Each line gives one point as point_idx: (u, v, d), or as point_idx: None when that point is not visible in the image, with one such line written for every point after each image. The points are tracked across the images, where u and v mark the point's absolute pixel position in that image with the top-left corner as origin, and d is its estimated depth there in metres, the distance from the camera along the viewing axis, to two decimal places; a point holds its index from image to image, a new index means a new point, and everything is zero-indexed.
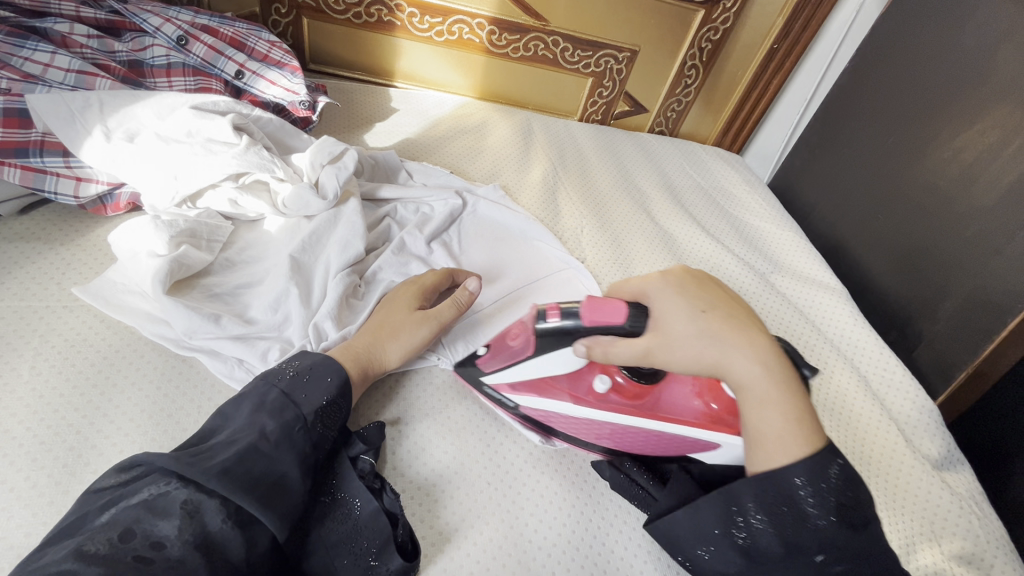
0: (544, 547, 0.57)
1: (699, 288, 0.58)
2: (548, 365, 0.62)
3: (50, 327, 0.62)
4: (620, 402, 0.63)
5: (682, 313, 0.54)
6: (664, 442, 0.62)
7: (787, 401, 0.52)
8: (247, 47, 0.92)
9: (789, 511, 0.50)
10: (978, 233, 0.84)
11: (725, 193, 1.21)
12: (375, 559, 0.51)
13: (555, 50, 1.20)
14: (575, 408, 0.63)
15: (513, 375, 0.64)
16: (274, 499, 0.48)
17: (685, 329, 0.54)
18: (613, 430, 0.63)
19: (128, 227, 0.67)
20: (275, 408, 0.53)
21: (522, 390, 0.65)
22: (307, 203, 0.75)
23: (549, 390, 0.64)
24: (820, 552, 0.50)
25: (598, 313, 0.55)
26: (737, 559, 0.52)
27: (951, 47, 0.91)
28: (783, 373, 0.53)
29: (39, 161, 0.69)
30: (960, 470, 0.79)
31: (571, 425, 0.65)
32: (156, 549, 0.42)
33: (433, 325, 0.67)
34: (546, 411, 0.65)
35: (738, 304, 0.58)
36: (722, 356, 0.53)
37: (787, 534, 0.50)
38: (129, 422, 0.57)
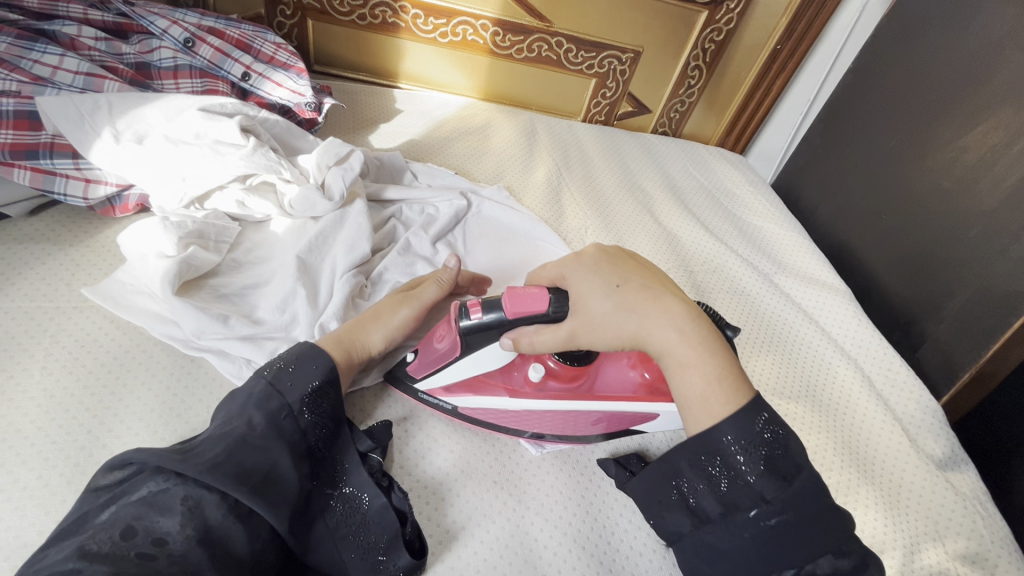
0: (550, 546, 0.58)
1: (616, 264, 0.60)
2: (477, 360, 0.62)
3: (61, 327, 0.63)
4: (559, 387, 0.64)
5: (597, 290, 0.56)
6: (611, 421, 0.65)
7: (706, 361, 0.53)
8: (253, 48, 0.92)
9: (722, 470, 0.50)
10: (982, 234, 0.84)
11: (728, 193, 1.21)
12: (383, 554, 0.52)
13: (559, 51, 1.20)
14: (511, 401, 0.63)
15: (443, 377, 0.63)
16: (267, 491, 0.48)
17: (602, 307, 0.56)
18: (556, 419, 0.64)
19: (137, 229, 0.68)
20: (261, 399, 0.52)
21: (456, 390, 0.64)
22: (314, 204, 0.76)
23: (482, 385, 0.64)
24: (754, 507, 0.49)
25: (521, 303, 0.56)
26: (685, 520, 0.53)
27: (955, 47, 0.91)
28: (703, 335, 0.54)
29: (49, 162, 0.70)
30: (964, 470, 0.79)
31: (513, 419, 0.64)
32: (158, 546, 0.42)
33: (412, 304, 0.67)
34: (484, 408, 0.64)
35: (653, 276, 0.59)
36: (640, 327, 0.55)
37: (722, 492, 0.50)
38: (139, 422, 0.57)
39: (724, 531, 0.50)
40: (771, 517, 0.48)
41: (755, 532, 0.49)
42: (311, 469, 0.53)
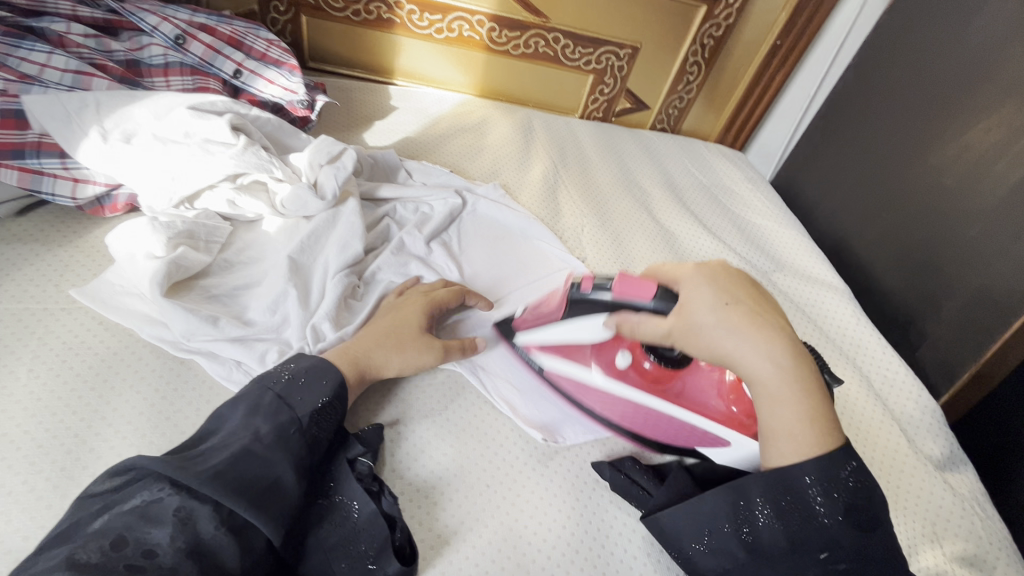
0: (544, 550, 0.57)
1: (733, 283, 0.58)
2: (577, 333, 0.68)
3: (48, 329, 0.62)
4: (639, 381, 0.69)
5: (706, 304, 0.55)
6: (670, 424, 0.68)
7: (799, 399, 0.52)
8: (245, 45, 0.91)
9: (798, 509, 0.51)
10: (982, 233, 0.83)
11: (727, 190, 1.20)
12: (372, 562, 0.51)
13: (556, 47, 1.19)
14: (594, 378, 0.70)
15: (544, 337, 0.70)
16: (267, 502, 0.47)
17: (706, 316, 0.55)
18: (627, 406, 0.69)
19: (125, 229, 0.67)
20: (270, 411, 0.53)
21: (550, 352, 0.71)
22: (306, 203, 0.75)
23: (574, 356, 0.71)
24: (826, 550, 0.50)
25: (629, 288, 0.60)
26: (741, 552, 0.52)
27: (957, 42, 0.90)
28: (802, 372, 0.53)
29: (36, 162, 0.69)
30: (963, 471, 0.78)
31: (589, 394, 0.70)
32: (148, 557, 0.42)
33: (439, 353, 0.65)
34: (566, 375, 0.71)
35: (767, 304, 0.57)
36: (737, 350, 0.54)
37: (793, 530, 0.51)
38: (127, 425, 0.57)
39: (784, 566, 0.51)
40: (839, 563, 0.50)
41: (820, 571, 0.50)
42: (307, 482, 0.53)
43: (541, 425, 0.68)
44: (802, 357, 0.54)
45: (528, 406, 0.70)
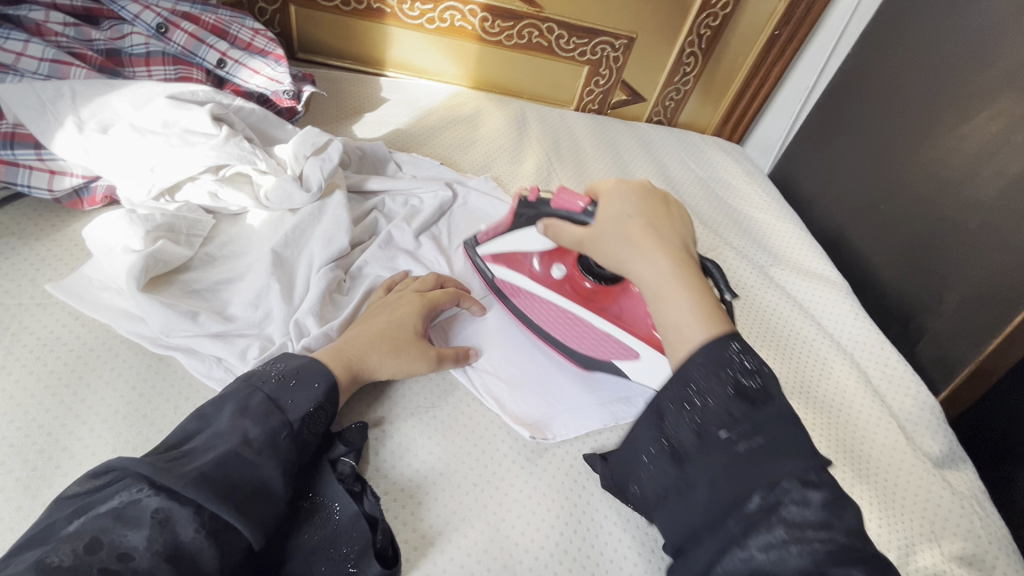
0: (531, 550, 0.56)
1: (642, 203, 0.62)
2: (523, 241, 0.72)
3: (22, 324, 0.60)
4: (572, 293, 0.73)
5: (609, 214, 0.61)
6: (590, 335, 0.71)
7: (678, 296, 0.55)
8: (230, 34, 0.89)
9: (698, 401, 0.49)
10: (983, 225, 0.81)
11: (723, 183, 1.18)
12: (353, 565, 0.50)
13: (550, 38, 1.17)
14: (534, 286, 0.73)
15: (496, 245, 0.74)
16: (250, 507, 0.46)
17: (607, 227, 0.61)
18: (557, 316, 0.73)
19: (104, 220, 0.65)
20: (260, 413, 0.51)
21: (498, 261, 0.74)
22: (291, 195, 0.73)
23: (519, 265, 0.74)
24: (725, 429, 0.47)
25: (564, 200, 0.66)
26: (670, 470, 0.50)
27: (958, 30, 0.88)
28: (685, 275, 0.56)
29: (10, 153, 0.67)
30: (963, 468, 0.77)
31: (526, 301, 0.74)
32: (124, 561, 0.40)
33: (432, 361, 0.64)
34: (507, 282, 0.74)
35: (668, 223, 0.61)
36: (628, 256, 0.58)
37: (698, 424, 0.49)
38: (102, 423, 0.55)
39: (701, 465, 0.48)
40: (744, 441, 0.47)
41: (731, 457, 0.47)
42: (294, 485, 0.51)
43: (530, 423, 0.66)
44: (690, 264, 0.57)
45: (517, 401, 0.68)
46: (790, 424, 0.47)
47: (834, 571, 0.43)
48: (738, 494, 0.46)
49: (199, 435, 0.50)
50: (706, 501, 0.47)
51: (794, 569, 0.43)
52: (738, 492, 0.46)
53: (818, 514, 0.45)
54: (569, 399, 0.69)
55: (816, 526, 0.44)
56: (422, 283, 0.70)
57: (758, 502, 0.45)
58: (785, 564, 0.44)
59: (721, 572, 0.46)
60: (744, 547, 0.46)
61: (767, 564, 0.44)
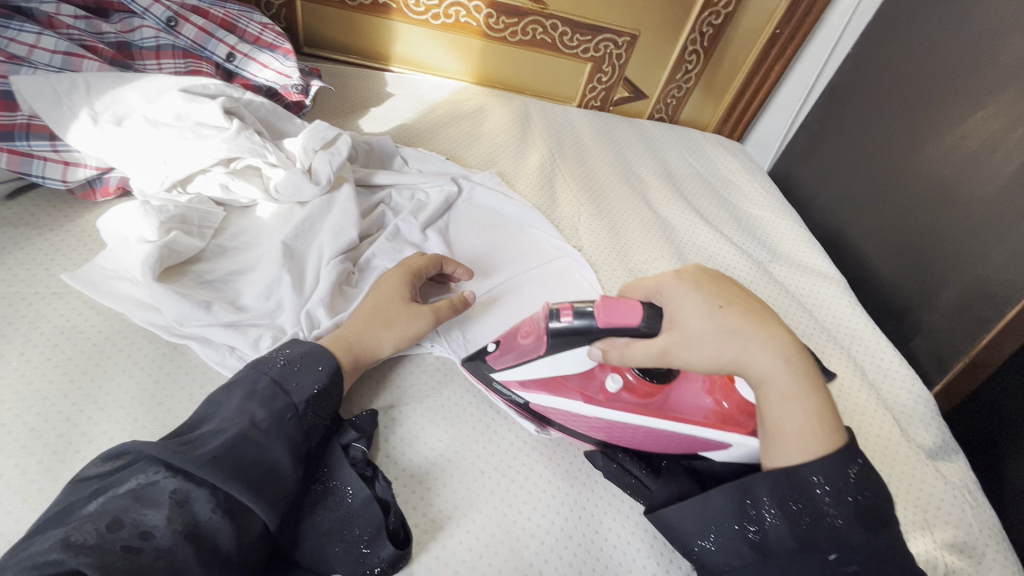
0: (538, 535, 0.57)
1: (716, 285, 0.57)
2: (561, 365, 0.61)
3: (39, 313, 0.62)
4: (632, 400, 0.61)
5: (698, 308, 0.54)
6: (673, 441, 0.61)
7: (805, 396, 0.52)
8: (239, 28, 0.90)
9: (804, 509, 0.50)
10: (978, 223, 0.83)
11: (724, 180, 1.19)
12: (366, 546, 0.51)
13: (554, 34, 1.18)
14: (582, 407, 0.61)
15: (524, 372, 0.62)
16: (264, 486, 0.47)
17: (703, 326, 0.54)
18: (624, 430, 0.61)
19: (118, 212, 0.66)
20: (266, 398, 0.53)
21: (531, 386, 0.63)
22: (300, 188, 0.74)
23: (556, 387, 0.63)
24: (834, 551, 0.50)
25: (612, 314, 0.55)
26: (746, 551, 0.52)
27: (956, 32, 0.89)
28: (802, 369, 0.53)
29: (25, 144, 0.68)
30: (955, 460, 0.79)
31: (581, 424, 0.63)
32: (144, 539, 0.42)
33: (428, 319, 0.65)
34: (554, 409, 0.63)
35: (754, 299, 0.58)
36: (742, 351, 0.53)
37: (801, 531, 0.50)
38: (119, 410, 0.56)
39: (790, 565, 0.51)
40: (848, 563, 0.50)
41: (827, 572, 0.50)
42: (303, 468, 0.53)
43: None
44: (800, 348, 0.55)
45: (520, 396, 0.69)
46: (891, 547, 0.51)
47: None
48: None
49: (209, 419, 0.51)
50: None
51: None
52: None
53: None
54: None
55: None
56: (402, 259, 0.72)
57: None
58: None
59: None
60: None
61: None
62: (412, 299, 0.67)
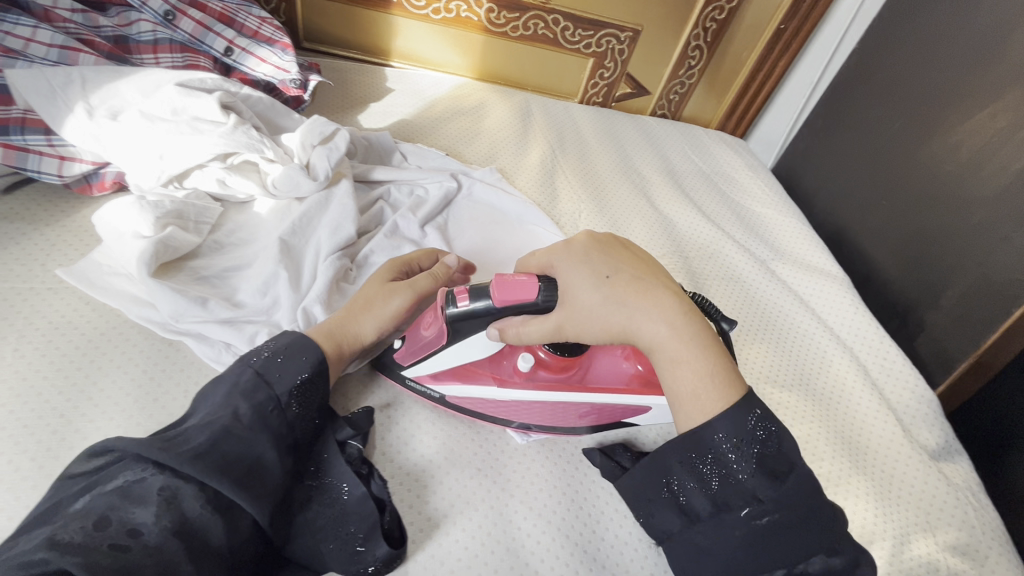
0: (534, 534, 0.57)
1: (605, 256, 0.58)
2: (466, 352, 0.60)
3: (35, 308, 0.61)
4: (548, 377, 0.63)
5: (585, 281, 0.55)
6: (607, 411, 0.63)
7: (697, 358, 0.52)
8: (237, 22, 0.89)
9: (712, 468, 0.51)
10: (985, 221, 0.82)
11: (727, 177, 1.18)
12: (361, 544, 0.50)
13: (556, 29, 1.17)
14: (504, 391, 0.62)
15: (431, 364, 0.61)
16: (249, 483, 0.47)
17: (593, 298, 0.54)
18: (562, 408, 0.63)
19: (115, 206, 0.66)
20: (247, 390, 0.52)
21: (446, 378, 0.63)
22: (297, 183, 0.74)
23: (471, 374, 0.63)
24: (748, 506, 0.49)
25: (506, 292, 0.54)
26: (676, 518, 0.52)
27: (965, 27, 0.88)
28: (694, 331, 0.53)
29: (20, 139, 0.67)
30: (958, 461, 0.78)
31: (525, 411, 0.63)
32: (132, 537, 0.41)
33: (406, 294, 0.64)
34: (472, 399, 0.63)
35: (647, 268, 0.58)
36: (628, 321, 0.54)
37: (713, 492, 0.50)
38: (114, 406, 0.56)
39: (713, 530, 0.50)
40: (763, 517, 0.48)
41: (748, 530, 0.49)
42: (293, 462, 0.52)
43: None
44: (694, 310, 0.54)
45: None
46: (809, 496, 0.49)
47: None
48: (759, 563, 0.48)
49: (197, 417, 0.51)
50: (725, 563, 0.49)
51: None
52: (761, 562, 0.48)
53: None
54: None
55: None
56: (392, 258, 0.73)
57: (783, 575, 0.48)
58: None
59: None
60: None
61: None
62: (393, 280, 0.66)
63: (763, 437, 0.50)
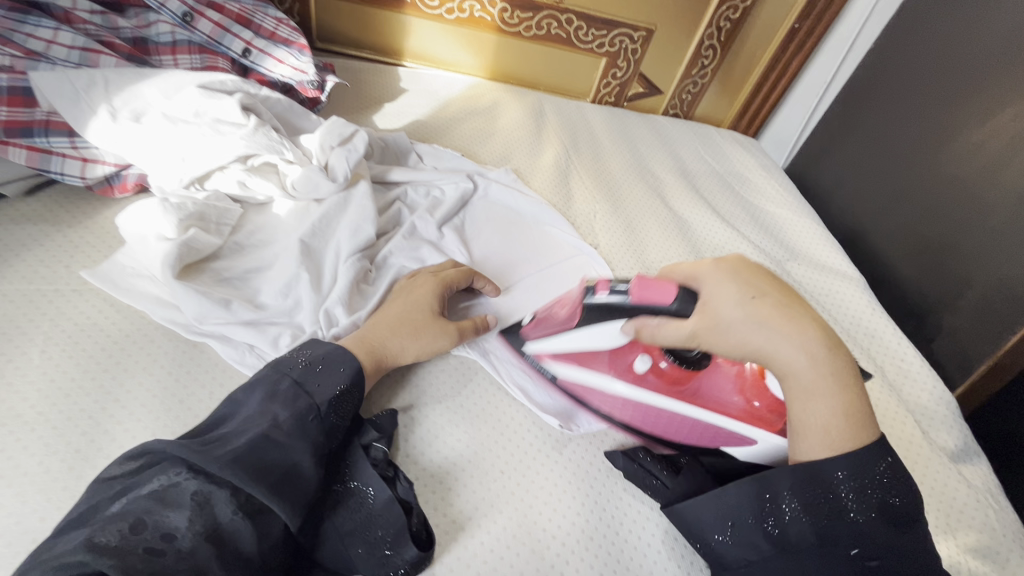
0: (558, 536, 0.57)
1: (754, 275, 0.54)
2: (589, 338, 0.65)
3: (60, 310, 0.61)
4: (659, 384, 0.66)
5: (732, 297, 0.52)
6: (697, 428, 0.65)
7: (833, 391, 0.50)
8: (254, 23, 0.89)
9: (828, 503, 0.49)
10: (1005, 223, 0.81)
11: (741, 177, 1.18)
12: (389, 548, 0.51)
13: (569, 29, 1.17)
14: (613, 385, 0.67)
15: (554, 344, 0.67)
16: (285, 487, 0.47)
17: (736, 316, 0.51)
18: (645, 412, 0.66)
19: (136, 210, 0.66)
20: (288, 398, 0.52)
21: (560, 359, 0.68)
22: (317, 185, 0.74)
23: (589, 362, 0.68)
24: (855, 546, 0.49)
25: (648, 291, 0.57)
26: (766, 545, 0.51)
27: (985, 27, 0.87)
28: (834, 362, 0.51)
29: (45, 141, 0.68)
30: (977, 463, 0.78)
31: (606, 401, 0.67)
32: (167, 541, 0.42)
33: (454, 336, 0.65)
34: (584, 384, 0.68)
35: (794, 289, 0.54)
36: (769, 343, 0.51)
37: (822, 525, 0.49)
38: (141, 408, 0.56)
39: (811, 561, 0.49)
40: (872, 558, 0.48)
41: (850, 568, 0.49)
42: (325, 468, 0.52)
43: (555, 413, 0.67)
44: (838, 347, 0.52)
45: (541, 394, 0.69)
46: (913, 547, 0.50)
47: None
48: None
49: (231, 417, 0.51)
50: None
51: None
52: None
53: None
54: None
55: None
56: (436, 266, 0.72)
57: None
58: None
59: None
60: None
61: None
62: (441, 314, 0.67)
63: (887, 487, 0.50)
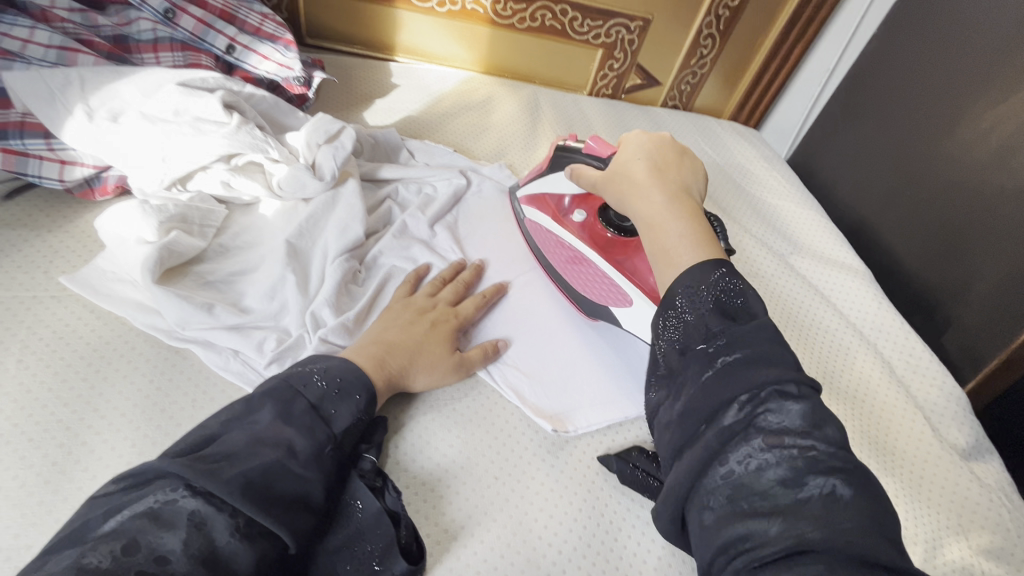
0: (555, 544, 0.55)
1: (661, 148, 0.65)
2: (554, 182, 0.75)
3: (38, 318, 0.60)
4: (585, 236, 0.74)
5: (630, 155, 0.64)
6: (596, 279, 0.72)
7: (676, 224, 0.57)
8: (239, 19, 0.87)
9: (681, 319, 0.52)
10: (1015, 212, 0.79)
11: (740, 168, 1.15)
12: (378, 563, 0.49)
13: (564, 20, 1.14)
14: (554, 226, 0.76)
15: (533, 187, 0.78)
16: (288, 512, 0.45)
17: (622, 168, 0.63)
18: (566, 251, 0.75)
19: (116, 212, 0.64)
20: (304, 425, 0.50)
21: (531, 203, 0.79)
22: (304, 184, 0.72)
23: (551, 208, 0.77)
24: (704, 342, 0.49)
25: (595, 147, 0.69)
26: (658, 392, 0.52)
27: (996, 10, 0.84)
28: (687, 210, 0.58)
29: (20, 143, 0.66)
30: (989, 461, 0.75)
31: (542, 237, 0.77)
32: (160, 564, 0.38)
33: (462, 372, 0.64)
34: (534, 222, 0.78)
35: (681, 168, 0.64)
36: (631, 191, 0.61)
37: (683, 344, 0.51)
38: (120, 418, 0.55)
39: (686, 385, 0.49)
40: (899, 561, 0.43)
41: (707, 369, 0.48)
42: (332, 489, 0.50)
43: (551, 415, 0.65)
44: (688, 200, 0.60)
45: (537, 394, 0.66)
46: (771, 340, 0.47)
47: (812, 480, 0.39)
48: (714, 404, 0.45)
49: (239, 425, 0.49)
50: (691, 418, 0.47)
51: (772, 480, 0.40)
52: (719, 403, 0.45)
53: (798, 423, 0.42)
54: (592, 388, 0.68)
55: (795, 434, 0.42)
56: (454, 295, 0.69)
57: (735, 413, 0.44)
58: (763, 478, 0.41)
59: (703, 491, 0.43)
60: (723, 463, 0.43)
61: (746, 476, 0.41)
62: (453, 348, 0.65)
63: (729, 290, 0.51)
